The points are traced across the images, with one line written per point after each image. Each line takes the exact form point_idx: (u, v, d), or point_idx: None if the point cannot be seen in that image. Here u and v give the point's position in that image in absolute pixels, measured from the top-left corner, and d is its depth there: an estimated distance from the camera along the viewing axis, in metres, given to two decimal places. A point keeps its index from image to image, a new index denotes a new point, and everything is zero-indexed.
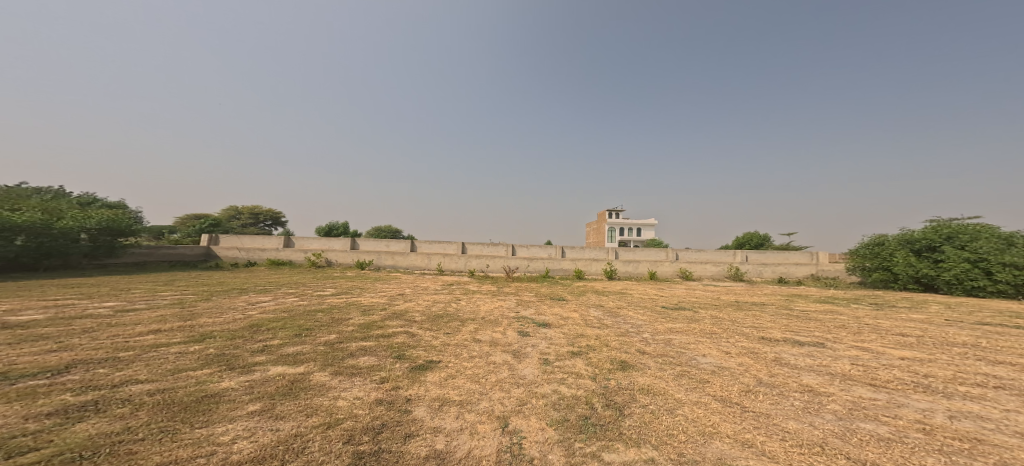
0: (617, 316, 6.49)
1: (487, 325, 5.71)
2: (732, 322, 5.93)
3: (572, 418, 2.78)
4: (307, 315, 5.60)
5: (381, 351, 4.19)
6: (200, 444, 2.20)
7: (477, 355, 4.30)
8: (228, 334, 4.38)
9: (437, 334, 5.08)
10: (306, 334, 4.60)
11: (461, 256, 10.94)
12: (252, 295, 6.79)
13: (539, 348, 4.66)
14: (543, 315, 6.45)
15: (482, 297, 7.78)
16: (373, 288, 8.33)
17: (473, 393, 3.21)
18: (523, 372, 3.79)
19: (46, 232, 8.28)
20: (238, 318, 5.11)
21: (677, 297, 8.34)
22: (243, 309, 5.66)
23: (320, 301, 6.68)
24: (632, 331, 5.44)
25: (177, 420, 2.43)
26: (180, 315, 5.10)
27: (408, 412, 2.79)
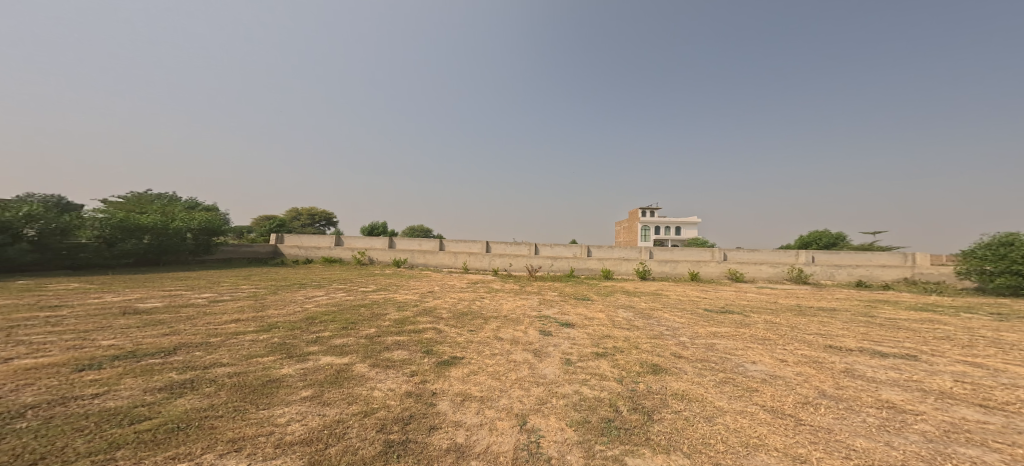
0: (650, 317, 6.27)
1: (509, 323, 5.78)
2: (792, 328, 5.46)
3: (594, 420, 2.77)
4: (352, 309, 6.06)
5: (410, 346, 4.42)
6: (261, 423, 2.49)
7: (499, 353, 4.38)
8: (289, 325, 4.85)
9: (461, 331, 5.27)
10: (352, 327, 5.00)
11: (486, 255, 11.15)
12: (309, 290, 7.48)
13: (561, 347, 4.64)
14: (566, 314, 6.38)
15: (504, 295, 7.88)
16: (407, 285, 8.83)
17: (493, 390, 3.30)
18: (544, 371, 3.81)
19: (165, 231, 9.77)
20: (297, 310, 5.67)
21: (725, 299, 7.82)
22: (299, 302, 6.24)
23: (363, 296, 7.15)
24: (667, 334, 5.23)
25: (245, 401, 2.76)
26: (255, 306, 5.76)
27: (432, 405, 2.94)
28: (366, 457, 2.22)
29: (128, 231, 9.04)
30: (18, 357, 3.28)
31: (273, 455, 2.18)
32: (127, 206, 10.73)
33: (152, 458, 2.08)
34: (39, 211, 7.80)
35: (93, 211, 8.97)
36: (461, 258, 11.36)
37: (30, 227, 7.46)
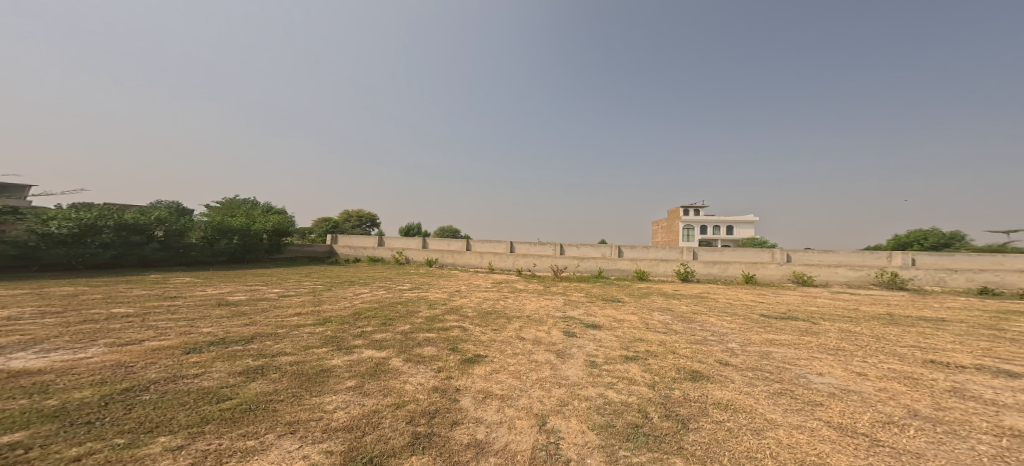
0: (691, 322, 4.65)
1: (529, 324, 4.58)
2: (880, 339, 3.99)
3: (619, 425, 2.07)
4: (391, 306, 6.20)
5: (439, 343, 4.06)
6: (314, 409, 2.36)
7: (520, 352, 3.54)
8: (343, 320, 4.92)
9: (484, 330, 4.57)
10: (390, 323, 4.88)
11: (510, 255, 11.20)
12: (357, 288, 7.91)
13: (586, 348, 3.38)
14: (592, 316, 4.78)
15: (528, 295, 7.21)
16: (438, 284, 9.08)
17: (513, 389, 2.72)
18: (566, 371, 2.89)
19: (248, 232, 10.97)
20: (347, 305, 5.95)
21: (785, 305, 6.08)
22: (353, 298, 6.72)
23: (401, 294, 7.51)
24: (711, 339, 3.81)
25: (303, 387, 2.66)
26: (314, 301, 6.16)
27: (457, 400, 2.55)
28: (392, 447, 1.98)
29: (222, 232, 10.33)
30: (146, 339, 3.59)
31: (320, 439, 2.03)
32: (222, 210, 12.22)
33: (224, 434, 2.02)
34: (163, 217, 9.37)
35: (200, 214, 10.53)
36: (486, 258, 11.56)
37: (157, 229, 8.98)
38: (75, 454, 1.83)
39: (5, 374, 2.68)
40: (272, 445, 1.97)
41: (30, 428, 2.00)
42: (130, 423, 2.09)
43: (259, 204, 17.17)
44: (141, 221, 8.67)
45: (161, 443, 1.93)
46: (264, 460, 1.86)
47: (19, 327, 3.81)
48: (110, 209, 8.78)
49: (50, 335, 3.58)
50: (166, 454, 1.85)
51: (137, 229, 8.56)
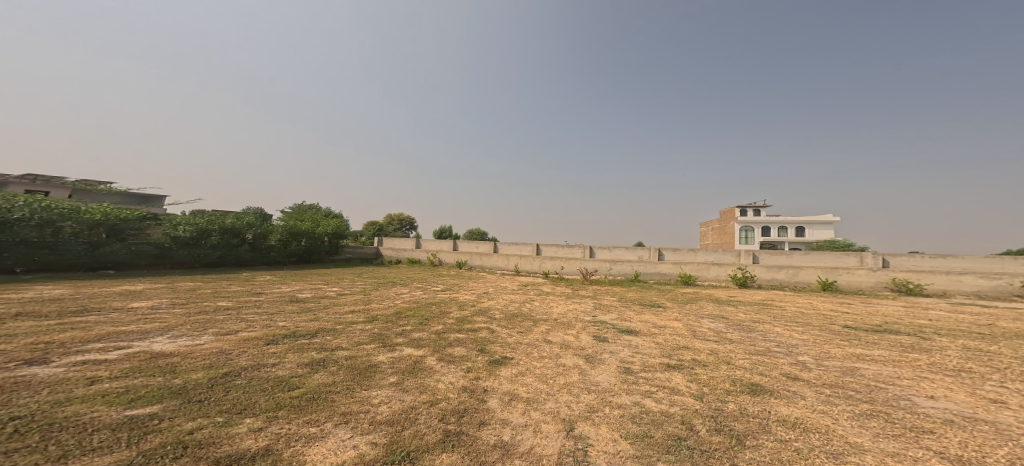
0: (753, 331, 4.24)
1: (557, 326, 4.49)
2: (1021, 361, 3.33)
3: (658, 436, 1.96)
4: (427, 306, 6.35)
5: (468, 343, 4.12)
6: (363, 402, 2.46)
7: (548, 355, 3.49)
8: (386, 318, 5.10)
9: (511, 332, 4.58)
10: (426, 323, 5.01)
11: (536, 257, 11.09)
12: (398, 288, 8.19)
13: (619, 354, 3.27)
14: (628, 320, 4.65)
15: (555, 298, 6.91)
16: (467, 285, 9.25)
17: (540, 392, 2.69)
18: (596, 377, 2.79)
19: (314, 235, 11.70)
20: (391, 305, 6.16)
21: (882, 316, 5.25)
22: (395, 297, 6.91)
23: (435, 295, 7.73)
24: (777, 351, 3.46)
25: (355, 381, 2.78)
26: (364, 299, 6.45)
27: (484, 401, 2.56)
28: (426, 443, 2.02)
29: (294, 235, 11.14)
30: (242, 330, 3.91)
31: (368, 431, 2.11)
32: (294, 215, 13.26)
33: (292, 421, 2.15)
34: (254, 220, 10.59)
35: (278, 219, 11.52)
36: (514, 260, 11.52)
37: (249, 232, 10.16)
38: (188, 428, 2.00)
39: (143, 356, 3.01)
40: (329, 433, 2.06)
41: (161, 403, 2.24)
42: (226, 404, 2.28)
43: (322, 210, 18.73)
44: (237, 224, 9.85)
45: (246, 425, 2.07)
46: (322, 447, 1.94)
47: (155, 314, 4.38)
48: (215, 214, 10.06)
49: (179, 323, 4.02)
50: (248, 434, 1.98)
51: (234, 232, 9.85)
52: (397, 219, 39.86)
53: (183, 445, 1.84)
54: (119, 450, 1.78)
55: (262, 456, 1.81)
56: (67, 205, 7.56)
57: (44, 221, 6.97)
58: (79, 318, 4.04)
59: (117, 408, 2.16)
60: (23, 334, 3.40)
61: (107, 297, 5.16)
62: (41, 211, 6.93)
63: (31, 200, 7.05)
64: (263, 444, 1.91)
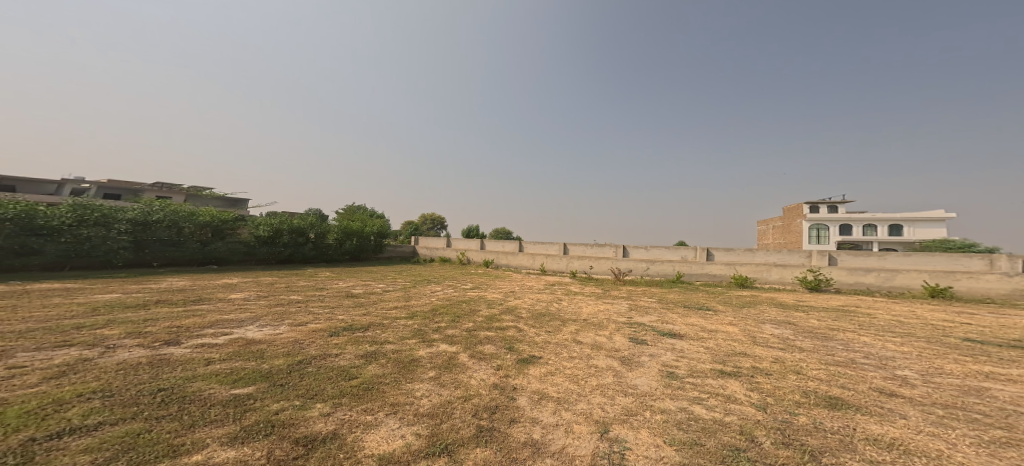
0: (830, 339, 3.85)
1: (588, 327, 4.38)
2: None
3: (710, 444, 1.87)
4: (458, 304, 6.45)
5: (497, 341, 4.12)
6: (407, 394, 2.52)
7: (577, 356, 3.42)
8: (424, 314, 5.24)
9: (539, 331, 4.54)
10: (459, 320, 5.08)
11: (563, 257, 10.81)
12: (432, 285, 8.37)
13: (661, 358, 3.15)
14: (670, 323, 4.46)
15: (584, 298, 6.71)
16: (494, 284, 9.26)
17: (571, 392, 2.65)
18: (634, 380, 2.69)
19: (364, 235, 12.23)
20: (427, 302, 6.31)
21: (1001, 328, 4.47)
22: (429, 295, 7.03)
23: (465, 293, 7.79)
24: (865, 362, 3.11)
25: (401, 374, 2.86)
26: (403, 296, 6.63)
27: (514, 399, 2.55)
28: (462, 437, 2.04)
29: (348, 235, 11.75)
30: (311, 322, 4.14)
31: (412, 422, 2.16)
32: (348, 215, 14.05)
33: (353, 408, 2.25)
34: (315, 221, 11.29)
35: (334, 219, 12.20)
36: (540, 260, 11.36)
37: (312, 231, 10.88)
38: (274, 408, 2.16)
39: (242, 341, 3.28)
40: (382, 422, 2.13)
41: (255, 384, 2.43)
42: (304, 389, 2.43)
43: (365, 211, 19.65)
44: (302, 224, 10.61)
45: (317, 409, 2.19)
46: (376, 434, 2.01)
47: (248, 304, 4.78)
48: (286, 214, 10.96)
49: (264, 313, 4.34)
50: (320, 418, 2.10)
51: (300, 231, 10.57)
52: (430, 219, 40.62)
53: (271, 424, 1.98)
54: (228, 424, 1.95)
55: (330, 440, 1.91)
56: (187, 208, 8.81)
57: (172, 222, 8.13)
58: (199, 306, 4.49)
59: (226, 387, 2.37)
60: (161, 318, 3.84)
61: (214, 288, 5.68)
62: (164, 213, 8.07)
63: (160, 204, 8.22)
64: (331, 428, 2.01)
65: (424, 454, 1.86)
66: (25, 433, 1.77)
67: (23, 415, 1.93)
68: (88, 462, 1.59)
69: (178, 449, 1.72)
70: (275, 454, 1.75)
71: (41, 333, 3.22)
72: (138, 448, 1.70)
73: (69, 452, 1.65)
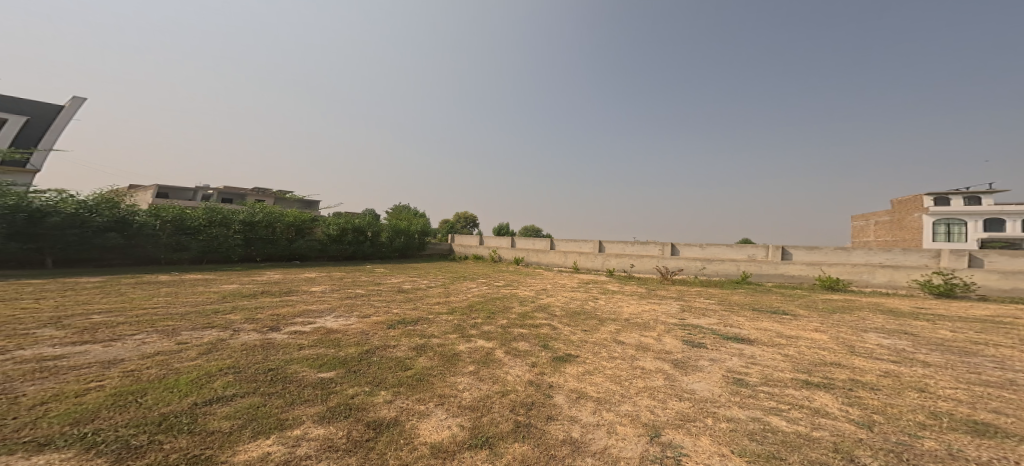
0: (967, 352, 3.19)
1: (630, 327, 4.20)
2: None
3: (793, 460, 1.69)
4: (493, 301, 6.48)
5: (531, 338, 4.09)
6: (451, 386, 2.56)
7: (619, 356, 3.31)
8: (462, 310, 5.33)
9: (574, 330, 4.45)
10: (493, 316, 5.10)
11: (598, 256, 10.41)
12: (466, 282, 8.48)
13: (725, 363, 2.87)
14: (736, 327, 3.96)
15: (623, 298, 6.42)
16: (525, 282, 9.24)
17: (612, 393, 2.56)
18: (691, 385, 2.51)
19: (410, 233, 12.61)
20: (463, 298, 6.40)
21: None
22: (465, 292, 7.14)
23: (498, 290, 7.81)
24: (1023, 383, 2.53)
25: (444, 366, 2.91)
26: (442, 292, 6.76)
27: (551, 396, 2.51)
28: (501, 431, 2.03)
29: (400, 232, 12.26)
30: (371, 315, 4.30)
31: (456, 413, 2.18)
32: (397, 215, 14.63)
33: (409, 396, 2.32)
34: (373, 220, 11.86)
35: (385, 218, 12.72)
36: (571, 258, 11.15)
37: (371, 229, 11.44)
38: (350, 393, 2.29)
39: (324, 330, 3.49)
40: (431, 412, 2.17)
41: (333, 370, 2.59)
42: (372, 377, 2.54)
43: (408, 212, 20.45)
44: (361, 223, 11.21)
45: (381, 396, 2.29)
46: (427, 423, 2.05)
47: (326, 296, 5.09)
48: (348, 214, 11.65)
49: (334, 305, 4.59)
50: (383, 405, 2.19)
51: (362, 230, 11.19)
52: (465, 219, 41.09)
53: (347, 407, 2.11)
54: (316, 405, 2.10)
55: (393, 425, 1.98)
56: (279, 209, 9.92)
57: (267, 222, 9.22)
58: (290, 296, 4.85)
59: (313, 370, 2.56)
60: (267, 306, 4.21)
61: (299, 281, 6.14)
62: (270, 218, 9.32)
63: (261, 205, 9.37)
64: (392, 415, 2.08)
65: (468, 446, 1.87)
66: (190, 399, 2.04)
67: (188, 382, 2.23)
68: (227, 427, 1.80)
69: (282, 424, 1.88)
70: (352, 435, 1.85)
71: (195, 315, 3.65)
72: (257, 419, 1.89)
73: (215, 418, 1.88)
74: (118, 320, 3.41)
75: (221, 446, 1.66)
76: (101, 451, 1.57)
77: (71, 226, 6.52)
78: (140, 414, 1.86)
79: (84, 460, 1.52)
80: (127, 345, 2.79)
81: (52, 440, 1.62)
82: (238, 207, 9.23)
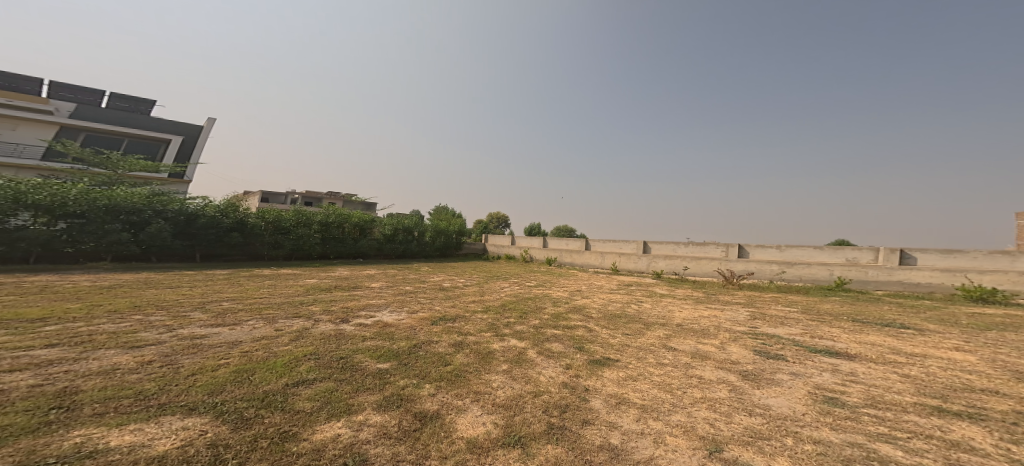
0: None
1: (682, 333, 3.97)
2: None
3: None
4: (525, 300, 6.44)
5: (565, 340, 3.98)
6: (486, 383, 2.54)
7: (670, 363, 3.13)
8: (496, 309, 5.33)
9: (614, 334, 4.28)
10: (525, 316, 5.05)
11: (642, 256, 9.95)
12: (499, 282, 8.49)
13: (814, 378, 2.57)
14: (829, 340, 3.50)
15: (674, 301, 6.08)
16: (558, 282, 9.11)
17: (660, 402, 2.41)
18: (766, 400, 2.29)
19: (449, 232, 12.85)
20: (497, 297, 6.41)
21: None
22: (499, 291, 7.15)
23: (530, 290, 7.75)
24: None
25: (479, 363, 2.91)
26: (478, 291, 6.81)
27: (587, 400, 2.40)
28: (533, 431, 1.96)
29: (441, 232, 12.56)
30: (418, 312, 4.37)
31: (491, 411, 2.14)
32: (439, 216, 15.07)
33: (449, 391, 2.32)
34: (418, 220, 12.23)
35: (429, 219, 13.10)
36: (609, 258, 10.79)
37: (417, 229, 11.81)
38: (401, 384, 2.33)
39: (381, 324, 3.62)
40: (468, 408, 2.14)
41: (388, 361, 2.67)
42: (421, 370, 2.58)
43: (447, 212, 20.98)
44: (409, 223, 11.61)
45: (425, 389, 2.30)
46: (463, 419, 2.03)
47: (383, 292, 5.30)
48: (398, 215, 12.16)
49: (389, 301, 4.76)
50: (426, 397, 2.20)
51: (408, 230, 11.57)
52: (498, 219, 41.54)
53: (397, 397, 2.14)
54: (375, 392, 2.16)
55: (435, 418, 1.97)
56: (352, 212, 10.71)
57: (338, 223, 9.97)
58: (356, 291, 5.11)
59: (373, 361, 2.65)
60: (338, 299, 4.46)
61: (363, 277, 6.48)
62: (350, 222, 10.20)
63: (334, 207, 10.16)
64: (434, 408, 2.08)
65: (500, 444, 1.82)
66: (284, 379, 2.17)
67: (283, 364, 2.38)
68: (310, 407, 1.91)
69: (349, 409, 1.95)
70: (402, 424, 1.87)
71: (289, 304, 3.96)
72: (331, 403, 1.98)
73: (301, 398, 1.99)
74: (240, 306, 3.76)
75: (302, 425, 1.75)
76: (225, 420, 1.72)
77: (212, 226, 7.96)
78: (251, 389, 2.02)
79: (214, 425, 1.67)
80: (244, 329, 3.03)
81: (197, 406, 1.81)
82: (316, 209, 10.11)
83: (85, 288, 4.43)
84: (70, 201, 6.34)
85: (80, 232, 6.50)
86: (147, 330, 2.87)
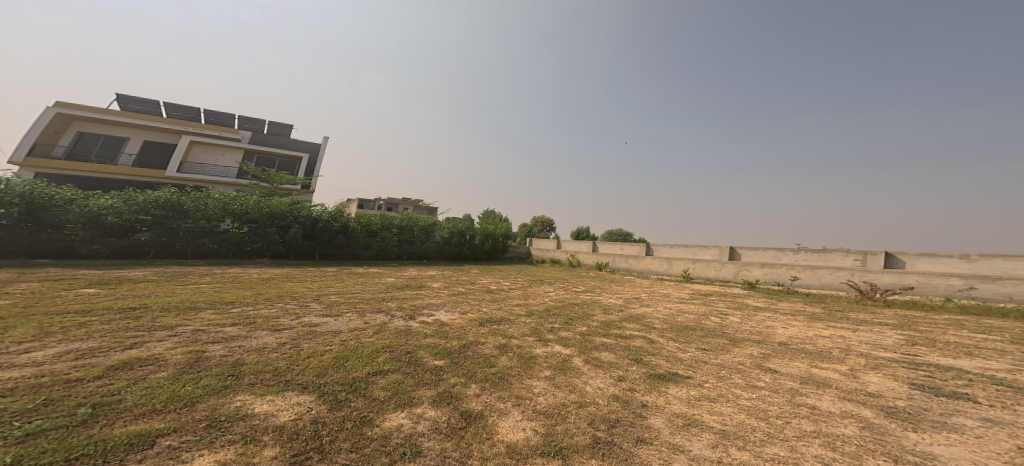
0: None
1: (785, 354, 3.46)
2: None
3: None
4: (572, 306, 6.19)
5: (619, 350, 3.69)
6: (527, 388, 2.38)
7: (767, 387, 2.72)
8: (539, 313, 5.15)
9: (683, 347, 3.88)
10: (572, 322, 4.82)
11: (723, 263, 9.03)
12: (544, 286, 8.28)
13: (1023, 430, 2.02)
14: None
15: (772, 316, 5.37)
16: (611, 289, 8.67)
17: (748, 429, 2.07)
18: (930, 448, 1.84)
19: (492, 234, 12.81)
20: (541, 301, 6.24)
21: None
22: (543, 295, 6.95)
23: (577, 296, 7.47)
24: None
25: (522, 367, 2.77)
26: (523, 295, 6.68)
27: (643, 417, 2.13)
28: (576, 443, 1.77)
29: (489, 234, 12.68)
30: (467, 312, 4.36)
31: (532, 417, 1.98)
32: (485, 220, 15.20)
33: (491, 392, 2.22)
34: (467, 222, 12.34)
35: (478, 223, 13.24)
36: (679, 265, 9.97)
37: (467, 232, 12.04)
38: (451, 382, 2.27)
39: (439, 322, 3.65)
40: (508, 412, 2.01)
41: (444, 359, 2.64)
42: (471, 371, 2.51)
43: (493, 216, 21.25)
44: (461, 226, 11.87)
45: (469, 389, 2.22)
46: (503, 422, 1.90)
47: (441, 292, 5.40)
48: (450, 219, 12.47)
49: (447, 301, 4.82)
50: (471, 397, 2.11)
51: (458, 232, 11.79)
52: (545, 222, 41.37)
53: (447, 394, 2.08)
54: (432, 388, 2.13)
55: (478, 419, 1.87)
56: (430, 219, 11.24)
57: (409, 226, 10.51)
58: (422, 291, 5.26)
59: (429, 357, 2.64)
60: (408, 297, 4.60)
61: (425, 277, 6.67)
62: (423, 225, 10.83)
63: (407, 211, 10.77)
64: (478, 409, 1.98)
65: (540, 452, 1.66)
66: (366, 368, 2.23)
67: (365, 355, 2.45)
68: (381, 395, 1.93)
69: (410, 401, 1.93)
70: (450, 421, 1.80)
71: (376, 300, 4.17)
72: (399, 394, 1.97)
73: (376, 386, 2.02)
74: (342, 300, 4.02)
75: (377, 412, 1.76)
76: (325, 400, 1.79)
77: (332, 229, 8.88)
78: (342, 374, 2.09)
79: (315, 403, 1.74)
80: (342, 320, 3.22)
81: (308, 385, 1.90)
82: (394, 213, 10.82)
83: (255, 279, 5.11)
84: (250, 210, 7.59)
85: (255, 235, 7.65)
86: (286, 316, 3.15)
